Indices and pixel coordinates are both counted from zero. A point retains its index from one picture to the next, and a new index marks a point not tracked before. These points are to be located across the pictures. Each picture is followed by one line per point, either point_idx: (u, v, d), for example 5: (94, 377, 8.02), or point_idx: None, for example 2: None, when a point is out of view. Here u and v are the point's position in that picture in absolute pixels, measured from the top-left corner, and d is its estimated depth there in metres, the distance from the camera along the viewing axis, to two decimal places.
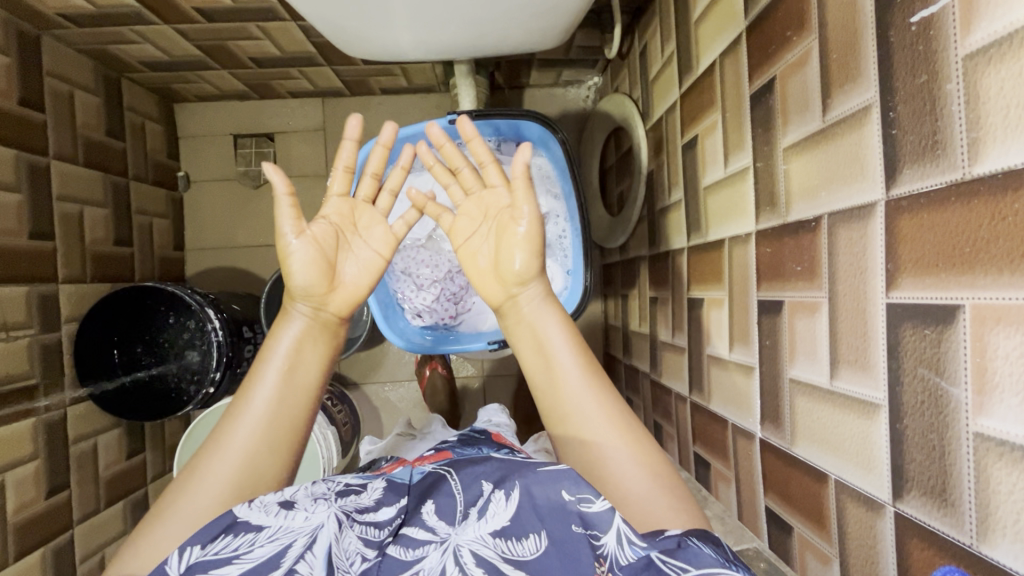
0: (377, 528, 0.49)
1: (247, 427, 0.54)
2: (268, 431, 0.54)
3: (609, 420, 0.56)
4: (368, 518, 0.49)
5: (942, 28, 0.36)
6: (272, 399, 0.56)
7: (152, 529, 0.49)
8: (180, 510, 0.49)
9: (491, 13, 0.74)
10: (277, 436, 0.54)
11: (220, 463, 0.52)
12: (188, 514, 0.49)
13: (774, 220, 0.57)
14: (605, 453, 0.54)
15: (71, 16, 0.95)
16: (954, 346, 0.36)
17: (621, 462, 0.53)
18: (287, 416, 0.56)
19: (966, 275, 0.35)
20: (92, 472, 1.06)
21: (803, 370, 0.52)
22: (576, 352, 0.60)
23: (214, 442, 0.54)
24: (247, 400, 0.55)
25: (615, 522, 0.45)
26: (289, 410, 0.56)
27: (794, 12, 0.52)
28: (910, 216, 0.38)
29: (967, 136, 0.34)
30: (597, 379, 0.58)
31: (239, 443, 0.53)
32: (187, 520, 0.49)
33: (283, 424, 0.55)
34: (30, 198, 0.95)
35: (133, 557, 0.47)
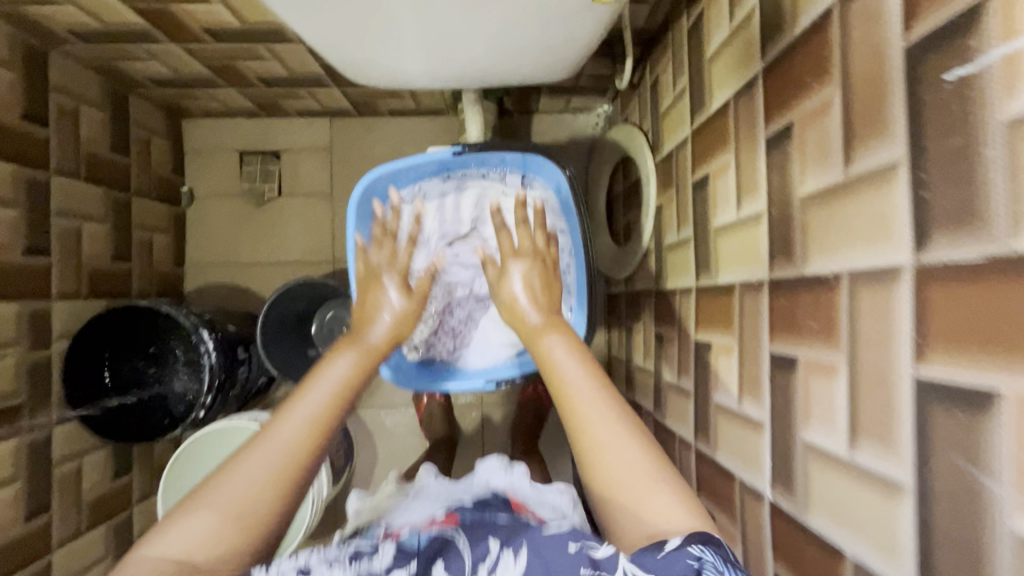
0: None
1: (291, 423, 0.57)
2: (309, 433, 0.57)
3: (624, 434, 0.56)
4: None
5: (980, 89, 0.33)
6: (320, 399, 0.60)
7: (183, 514, 0.51)
8: (218, 495, 0.52)
9: (500, 45, 0.72)
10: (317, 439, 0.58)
11: (261, 455, 0.55)
12: (225, 499, 0.52)
13: (790, 270, 0.54)
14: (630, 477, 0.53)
15: (80, 33, 0.95)
16: (992, 435, 0.33)
17: (645, 482, 0.53)
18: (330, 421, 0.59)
19: (1004, 359, 0.32)
20: (75, 494, 1.02)
21: (817, 436, 0.49)
22: (595, 381, 0.61)
23: (258, 437, 0.57)
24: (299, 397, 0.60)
25: (621, 562, 0.43)
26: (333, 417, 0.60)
27: (815, 57, 0.49)
28: (942, 285, 0.35)
29: (1008, 208, 0.31)
30: (618, 401, 0.60)
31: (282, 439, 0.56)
32: (221, 502, 0.52)
33: (329, 423, 0.59)
34: (27, 214, 0.94)
35: (160, 537, 0.50)
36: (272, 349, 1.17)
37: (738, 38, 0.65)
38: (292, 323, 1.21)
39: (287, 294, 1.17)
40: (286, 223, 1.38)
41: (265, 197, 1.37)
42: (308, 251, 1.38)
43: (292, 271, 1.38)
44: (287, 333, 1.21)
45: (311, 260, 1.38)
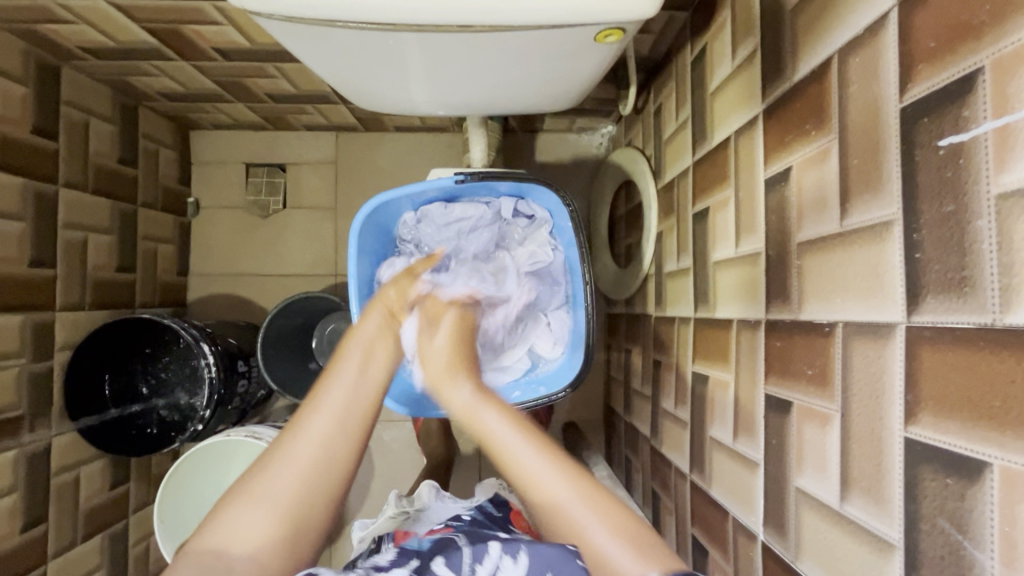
0: None
1: (318, 427, 0.56)
2: (337, 430, 0.56)
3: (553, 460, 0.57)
4: None
5: (972, 158, 0.34)
6: (342, 408, 0.57)
7: (228, 507, 0.52)
8: (257, 495, 0.52)
9: (504, 79, 0.73)
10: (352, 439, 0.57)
11: (296, 448, 0.55)
12: (269, 491, 0.52)
13: (785, 313, 0.54)
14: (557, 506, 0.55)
15: (93, 50, 0.96)
16: (980, 506, 0.33)
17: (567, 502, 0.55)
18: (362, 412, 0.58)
19: (993, 431, 0.32)
20: (72, 505, 1.02)
21: (810, 483, 0.49)
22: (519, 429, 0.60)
23: (287, 436, 0.56)
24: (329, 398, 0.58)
25: None
26: (364, 412, 0.58)
27: (813, 105, 0.50)
28: (932, 349, 0.36)
29: (999, 281, 0.32)
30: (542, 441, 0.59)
31: (313, 432, 0.55)
32: (265, 498, 0.52)
33: (354, 441, 0.57)
34: (34, 226, 0.95)
35: (210, 531, 0.51)
36: (272, 364, 1.18)
37: (741, 75, 0.66)
38: (290, 339, 1.23)
39: (287, 308, 1.18)
40: (290, 235, 1.39)
41: (270, 210, 1.37)
42: (311, 264, 1.39)
43: (295, 283, 1.38)
44: (286, 346, 1.22)
45: (313, 272, 1.38)
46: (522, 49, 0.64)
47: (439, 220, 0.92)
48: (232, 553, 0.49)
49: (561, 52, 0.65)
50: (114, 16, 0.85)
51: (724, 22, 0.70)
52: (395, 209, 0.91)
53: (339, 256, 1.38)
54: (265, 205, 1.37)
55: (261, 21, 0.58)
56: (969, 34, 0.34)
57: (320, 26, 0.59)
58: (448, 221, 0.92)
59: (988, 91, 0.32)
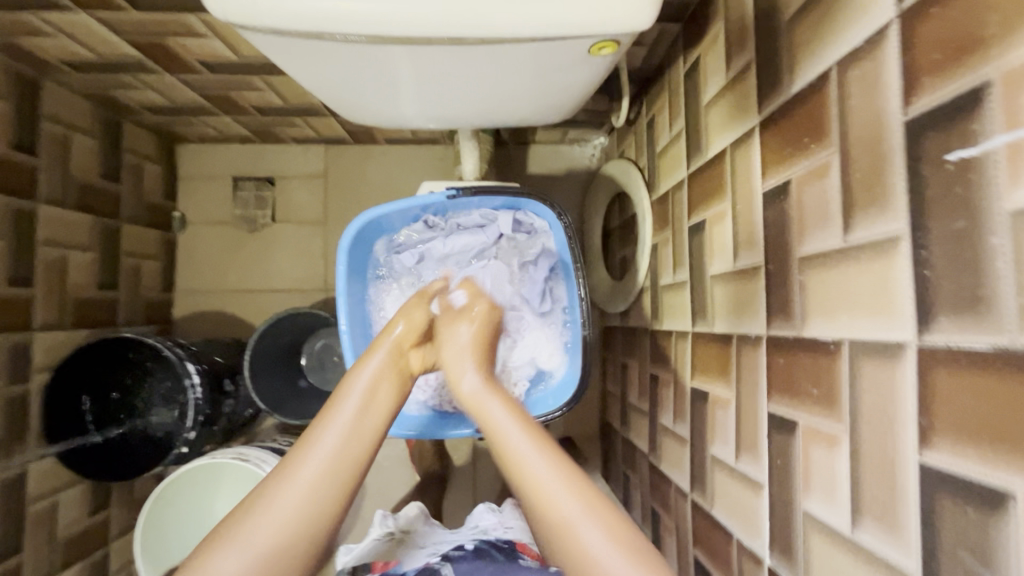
0: None
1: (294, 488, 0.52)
2: (324, 481, 0.52)
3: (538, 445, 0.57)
4: None
5: (982, 174, 0.32)
6: (321, 462, 0.53)
7: (208, 556, 0.48)
8: (235, 540, 0.49)
9: (496, 93, 0.72)
10: (340, 483, 0.53)
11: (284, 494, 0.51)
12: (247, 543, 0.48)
13: (787, 329, 0.53)
14: (547, 492, 0.53)
15: (74, 63, 0.94)
16: (999, 540, 0.31)
17: (559, 494, 0.53)
18: (357, 450, 0.55)
19: (1013, 458, 0.30)
20: (48, 534, 0.98)
21: (819, 507, 0.47)
22: (523, 424, 0.59)
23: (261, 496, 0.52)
24: (308, 445, 0.54)
25: None
26: (359, 446, 0.56)
27: (813, 117, 0.49)
28: (946, 371, 0.34)
29: (1016, 299, 0.30)
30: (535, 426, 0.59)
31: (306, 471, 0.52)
32: (245, 551, 0.48)
33: (334, 494, 0.53)
34: (12, 244, 0.92)
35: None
36: (260, 382, 1.15)
37: (736, 86, 0.65)
38: (279, 356, 1.20)
39: (274, 326, 1.15)
40: (278, 249, 1.36)
41: (258, 224, 1.35)
42: (300, 279, 1.36)
43: (283, 298, 1.36)
44: (274, 364, 1.19)
45: (302, 287, 1.36)
46: (514, 62, 0.63)
47: (439, 255, 0.91)
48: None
49: (553, 65, 0.64)
50: (95, 28, 0.83)
51: (718, 34, 0.70)
52: (387, 224, 0.89)
53: (328, 271, 1.36)
54: (254, 219, 1.35)
55: (247, 34, 0.57)
56: (977, 45, 0.33)
57: (304, 39, 0.57)
58: (448, 255, 0.91)
59: (999, 105, 0.31)
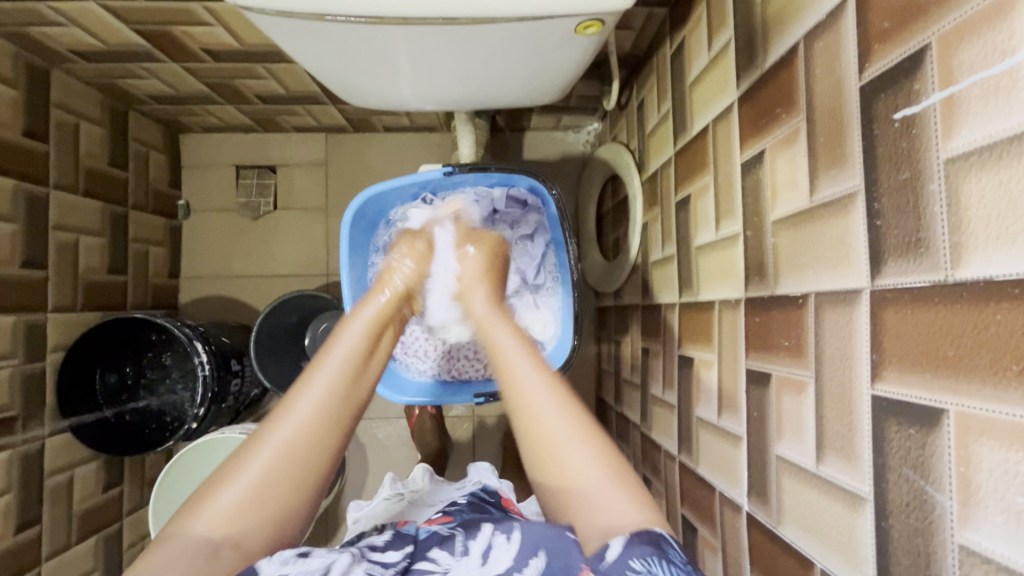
0: (383, 566, 0.51)
1: (303, 407, 0.55)
2: (312, 433, 0.55)
3: (551, 390, 0.58)
4: (375, 558, 0.52)
5: (924, 128, 0.36)
6: (330, 380, 0.58)
7: (211, 491, 0.51)
8: (239, 477, 0.52)
9: (492, 73, 0.75)
10: (329, 431, 0.56)
11: (279, 436, 0.54)
12: (246, 480, 0.51)
13: (762, 290, 0.56)
14: (557, 442, 0.55)
15: (83, 52, 0.97)
16: (939, 452, 0.35)
17: (571, 451, 0.54)
18: (345, 402, 0.58)
19: (950, 380, 0.34)
20: (65, 506, 1.02)
21: (789, 449, 0.51)
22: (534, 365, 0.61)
23: (272, 416, 0.56)
24: (317, 367, 0.59)
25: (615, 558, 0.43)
26: (345, 400, 0.58)
27: (784, 89, 0.52)
28: (894, 308, 0.38)
29: (950, 240, 0.34)
30: (551, 373, 0.61)
31: (297, 416, 0.55)
32: (245, 488, 0.51)
33: (341, 409, 0.57)
34: (25, 228, 0.96)
35: (193, 517, 0.50)
36: (266, 362, 1.19)
37: (717, 64, 0.68)
38: (283, 338, 1.23)
39: (279, 308, 1.18)
40: (281, 236, 1.39)
41: (261, 211, 1.38)
42: (303, 264, 1.39)
43: (286, 283, 1.39)
44: (279, 346, 1.22)
45: (305, 272, 1.39)
46: (507, 42, 0.66)
47: None
48: (215, 539, 0.49)
49: (542, 45, 0.67)
50: (104, 17, 0.86)
51: (701, 15, 0.73)
52: (385, 201, 0.93)
53: (329, 256, 1.39)
54: (257, 207, 1.38)
55: (254, 16, 0.60)
56: (919, 13, 0.36)
57: (307, 20, 0.60)
58: None
59: (936, 65, 0.35)
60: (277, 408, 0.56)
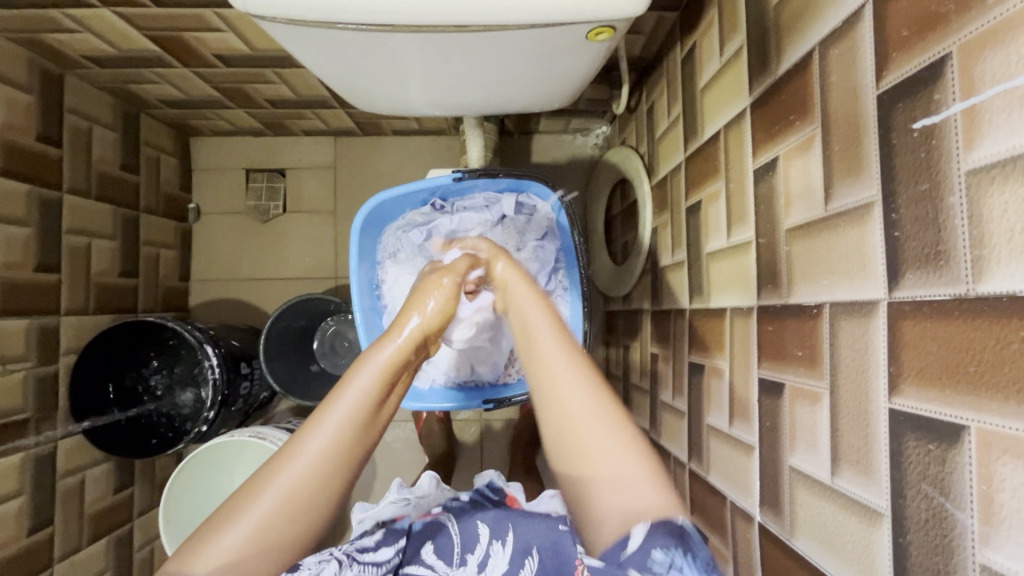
0: (376, 566, 0.54)
1: (316, 442, 0.51)
2: (322, 464, 0.50)
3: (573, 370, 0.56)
4: (368, 558, 0.55)
5: (944, 139, 0.35)
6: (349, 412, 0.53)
7: (210, 539, 0.46)
8: (242, 518, 0.47)
9: (502, 79, 0.75)
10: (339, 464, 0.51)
11: (285, 475, 0.49)
12: (249, 522, 0.47)
13: (776, 298, 0.56)
14: (581, 423, 0.52)
15: (96, 58, 0.98)
16: (959, 469, 0.34)
17: (596, 434, 0.51)
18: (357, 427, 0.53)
19: (971, 395, 0.33)
20: (77, 507, 1.03)
21: (803, 460, 0.50)
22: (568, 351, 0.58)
23: (283, 453, 0.51)
24: (340, 393, 0.54)
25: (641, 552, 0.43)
26: (360, 441, 0.53)
27: (798, 96, 0.51)
28: (912, 321, 0.37)
29: (971, 253, 0.33)
30: (574, 347, 0.59)
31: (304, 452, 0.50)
32: (250, 532, 0.47)
33: (355, 448, 0.52)
34: (39, 232, 0.97)
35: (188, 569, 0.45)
36: (275, 365, 1.19)
37: (729, 70, 0.67)
38: (292, 340, 1.24)
39: (288, 311, 1.19)
40: (290, 238, 1.40)
41: (270, 214, 1.38)
42: (312, 267, 1.40)
43: (295, 286, 1.40)
44: (289, 348, 1.23)
45: (314, 275, 1.40)
46: (517, 48, 0.66)
47: (446, 233, 0.94)
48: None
49: (552, 51, 0.67)
50: (117, 24, 0.87)
51: (713, 20, 0.72)
52: (395, 207, 0.94)
53: (338, 259, 1.40)
54: (266, 210, 1.38)
55: (265, 24, 0.60)
56: (939, 22, 0.36)
57: (317, 28, 0.60)
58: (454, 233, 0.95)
59: (957, 74, 0.34)
60: (289, 442, 0.52)
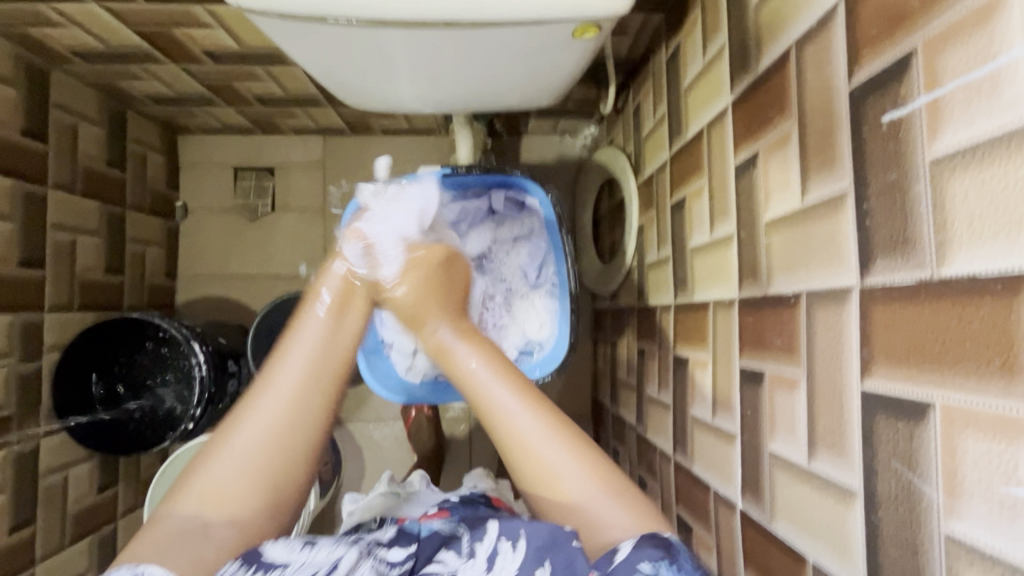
0: (387, 565, 0.52)
1: (286, 377, 0.55)
2: (298, 404, 0.54)
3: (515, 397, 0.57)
4: (380, 558, 0.52)
5: (910, 131, 0.37)
6: (301, 367, 0.56)
7: (203, 466, 0.51)
8: (227, 451, 0.52)
9: (490, 77, 0.76)
10: (316, 397, 0.55)
11: (266, 404, 0.54)
12: (237, 455, 0.51)
13: (756, 290, 0.57)
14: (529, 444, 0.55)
15: (83, 53, 0.97)
16: (926, 444, 0.36)
17: (547, 453, 0.54)
18: (328, 370, 0.57)
19: (935, 374, 0.35)
20: (59, 506, 1.01)
21: (782, 446, 0.51)
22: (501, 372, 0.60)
23: (255, 388, 0.55)
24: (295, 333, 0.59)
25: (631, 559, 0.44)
26: (328, 371, 0.57)
27: (776, 93, 0.53)
28: (883, 305, 0.39)
29: (936, 238, 0.35)
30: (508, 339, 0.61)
31: (281, 388, 0.54)
32: (237, 460, 0.51)
33: (321, 384, 0.56)
34: (23, 227, 0.96)
35: (181, 497, 0.50)
36: (263, 364, 1.18)
37: (711, 70, 0.69)
38: None
39: (276, 309, 1.18)
40: (278, 237, 1.40)
41: (259, 212, 1.39)
42: (300, 265, 1.40)
43: (283, 284, 1.39)
44: (278, 346, 1.22)
45: (302, 273, 1.40)
46: (505, 45, 0.67)
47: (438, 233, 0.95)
48: (208, 514, 0.49)
49: (539, 48, 0.68)
50: (106, 18, 0.86)
51: (695, 21, 0.74)
52: None
53: (326, 258, 1.40)
54: (254, 208, 1.39)
55: (256, 18, 0.61)
56: (904, 20, 0.38)
57: (308, 22, 0.61)
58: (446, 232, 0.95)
59: (921, 69, 0.36)
60: (262, 374, 0.56)
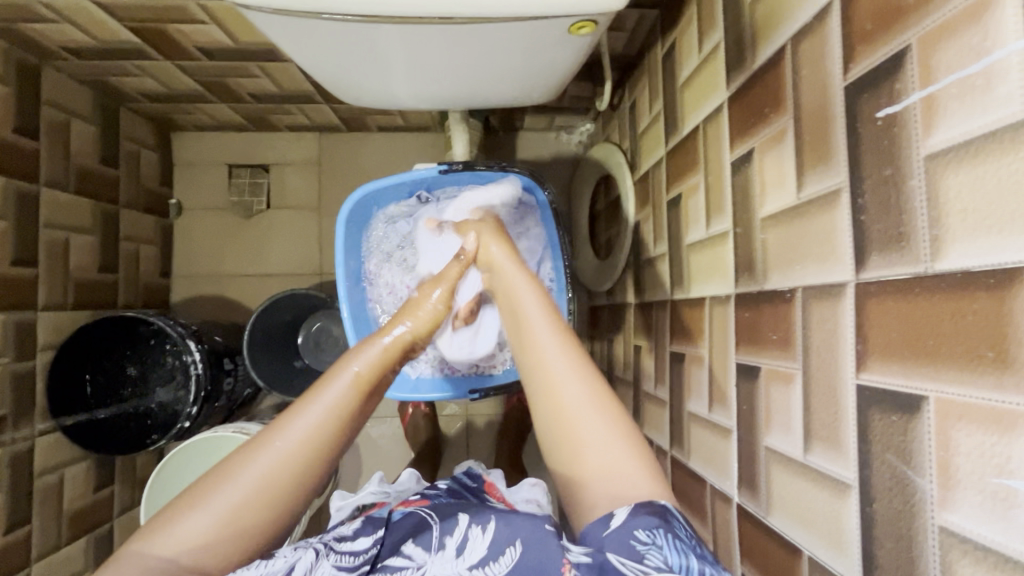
0: (352, 556, 0.51)
1: (295, 429, 0.55)
2: (301, 458, 0.54)
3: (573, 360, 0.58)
4: (345, 547, 0.52)
5: (904, 127, 0.38)
6: (319, 417, 0.56)
7: (180, 514, 0.50)
8: (209, 501, 0.51)
9: (486, 73, 0.76)
10: (313, 457, 0.55)
11: (262, 457, 0.53)
12: (217, 506, 0.50)
13: (752, 286, 0.57)
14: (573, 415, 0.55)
15: (75, 50, 0.97)
16: (920, 437, 0.36)
17: (587, 424, 0.54)
18: (331, 432, 0.56)
19: (929, 368, 0.35)
20: (55, 506, 1.01)
21: (778, 440, 0.52)
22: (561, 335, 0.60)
23: (253, 444, 0.54)
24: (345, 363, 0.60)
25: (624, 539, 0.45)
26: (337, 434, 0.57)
27: (771, 90, 0.53)
28: (878, 300, 0.39)
29: (930, 233, 0.35)
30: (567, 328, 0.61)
31: (285, 441, 0.54)
32: (218, 510, 0.50)
33: (328, 441, 0.56)
34: (16, 226, 0.95)
35: (160, 536, 0.49)
36: (259, 362, 1.18)
37: (706, 66, 0.69)
38: (278, 335, 1.23)
39: (272, 307, 1.17)
40: (273, 234, 1.39)
41: (253, 210, 1.38)
42: (296, 263, 1.39)
43: (278, 282, 1.39)
44: (274, 344, 1.22)
45: (298, 271, 1.39)
46: (500, 42, 0.67)
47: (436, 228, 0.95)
48: (180, 561, 0.48)
49: (535, 45, 0.68)
50: (98, 14, 0.86)
51: (691, 18, 0.74)
52: (380, 200, 0.94)
53: (322, 255, 1.39)
54: (249, 206, 1.38)
55: (251, 14, 0.60)
56: (897, 16, 0.38)
57: (302, 18, 0.61)
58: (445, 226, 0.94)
59: (916, 65, 0.36)
60: (268, 429, 0.55)
